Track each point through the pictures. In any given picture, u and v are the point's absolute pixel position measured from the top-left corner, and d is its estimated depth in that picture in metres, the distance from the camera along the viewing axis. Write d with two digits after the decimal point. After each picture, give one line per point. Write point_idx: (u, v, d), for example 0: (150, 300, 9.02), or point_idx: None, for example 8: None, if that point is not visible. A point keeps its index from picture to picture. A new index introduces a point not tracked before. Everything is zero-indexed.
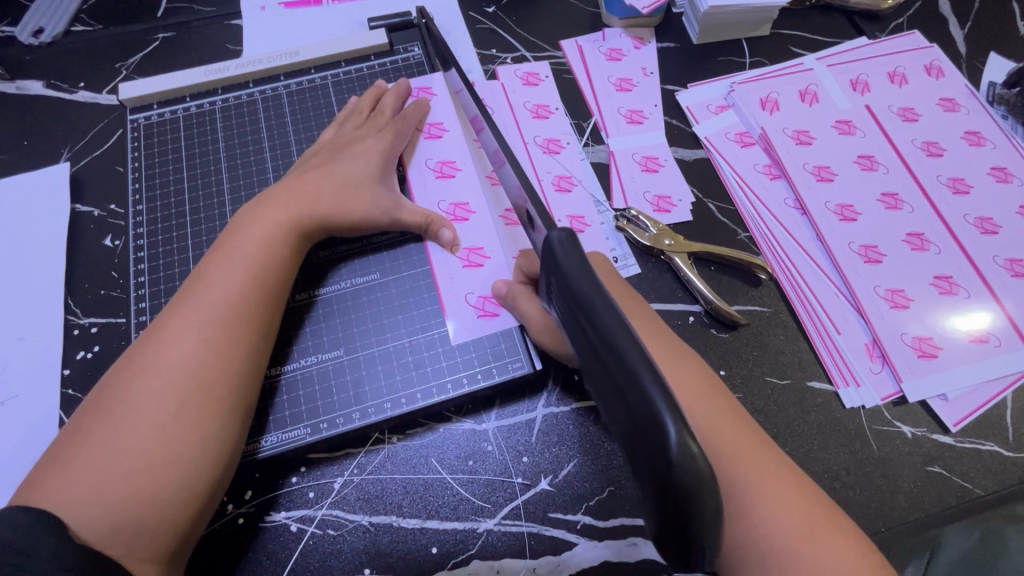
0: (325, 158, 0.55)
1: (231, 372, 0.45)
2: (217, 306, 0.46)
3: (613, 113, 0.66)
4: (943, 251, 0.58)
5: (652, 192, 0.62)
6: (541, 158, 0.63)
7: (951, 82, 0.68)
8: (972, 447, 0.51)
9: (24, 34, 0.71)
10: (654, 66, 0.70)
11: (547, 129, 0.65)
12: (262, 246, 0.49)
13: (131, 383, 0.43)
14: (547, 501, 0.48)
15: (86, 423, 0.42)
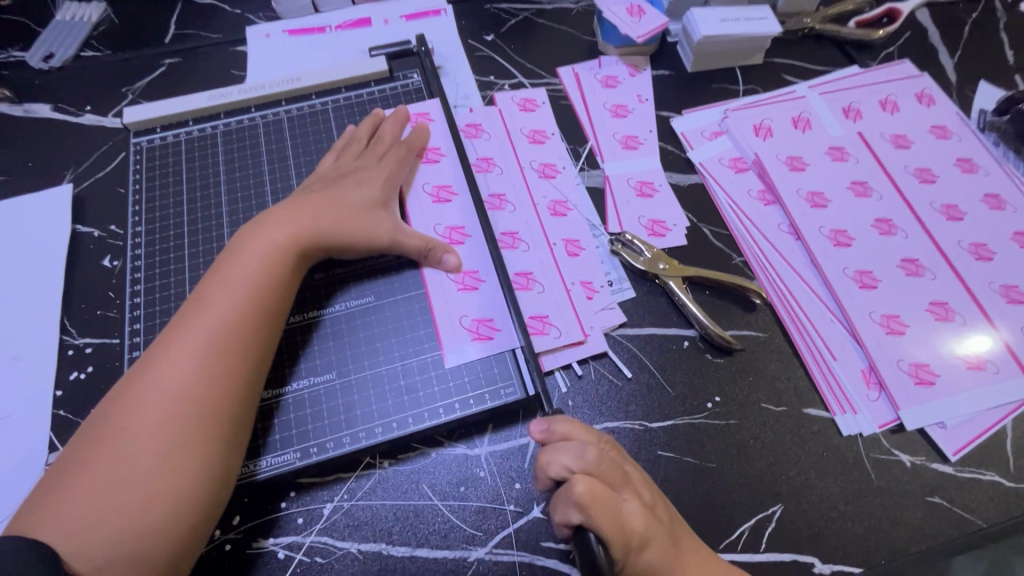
0: (325, 184, 0.56)
1: (233, 393, 0.45)
2: (217, 328, 0.46)
3: (610, 139, 0.67)
4: (938, 277, 0.58)
5: (648, 216, 0.62)
6: (538, 183, 0.64)
7: (942, 110, 0.69)
8: (973, 477, 0.50)
9: (35, 59, 0.73)
10: (649, 93, 0.71)
11: (545, 154, 0.66)
12: (264, 267, 0.49)
13: (130, 406, 0.42)
14: (540, 530, 0.48)
15: (83, 452, 0.41)
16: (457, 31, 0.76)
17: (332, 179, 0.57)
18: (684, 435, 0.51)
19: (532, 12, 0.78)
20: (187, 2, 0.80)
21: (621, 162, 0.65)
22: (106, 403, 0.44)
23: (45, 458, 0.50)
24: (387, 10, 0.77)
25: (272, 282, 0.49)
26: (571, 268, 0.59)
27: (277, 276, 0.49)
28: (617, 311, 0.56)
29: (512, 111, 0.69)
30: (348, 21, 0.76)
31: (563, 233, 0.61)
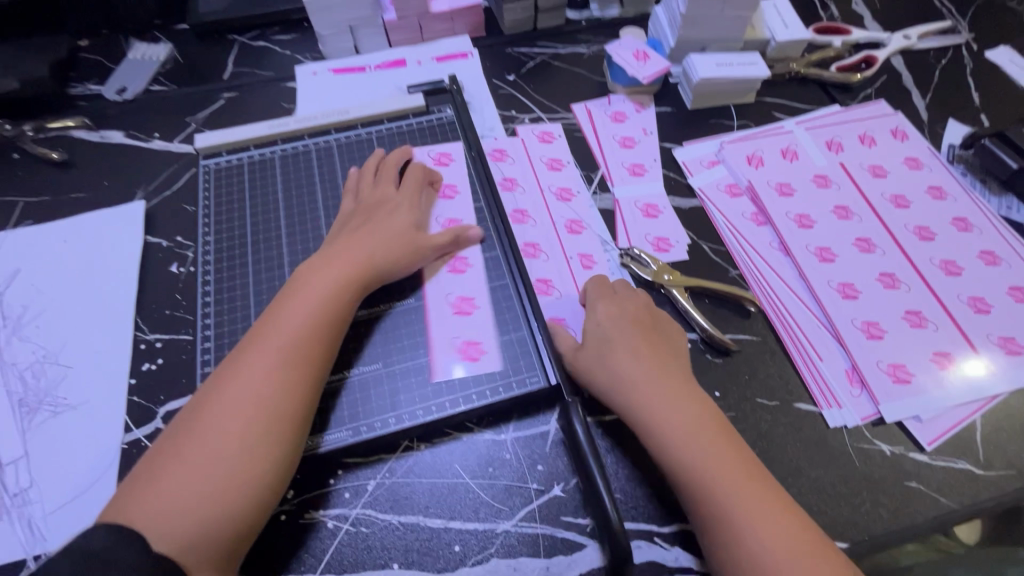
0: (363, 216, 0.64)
1: (298, 394, 0.51)
2: (287, 339, 0.53)
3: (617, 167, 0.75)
4: (912, 289, 0.65)
5: (652, 235, 0.70)
6: (554, 205, 0.72)
7: (915, 144, 0.78)
8: (946, 465, 0.56)
9: (110, 92, 0.82)
10: (653, 128, 0.80)
11: (560, 181, 0.74)
12: (326, 285, 0.56)
13: (214, 405, 0.50)
14: (560, 505, 0.53)
15: (171, 446, 0.48)
16: (483, 71, 0.86)
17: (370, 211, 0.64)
18: None
19: (549, 55, 0.88)
20: (243, 44, 0.90)
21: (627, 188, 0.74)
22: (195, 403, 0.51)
23: (121, 438, 0.57)
24: (421, 53, 0.87)
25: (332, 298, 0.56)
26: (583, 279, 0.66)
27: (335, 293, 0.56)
28: None
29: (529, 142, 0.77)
30: (387, 62, 0.86)
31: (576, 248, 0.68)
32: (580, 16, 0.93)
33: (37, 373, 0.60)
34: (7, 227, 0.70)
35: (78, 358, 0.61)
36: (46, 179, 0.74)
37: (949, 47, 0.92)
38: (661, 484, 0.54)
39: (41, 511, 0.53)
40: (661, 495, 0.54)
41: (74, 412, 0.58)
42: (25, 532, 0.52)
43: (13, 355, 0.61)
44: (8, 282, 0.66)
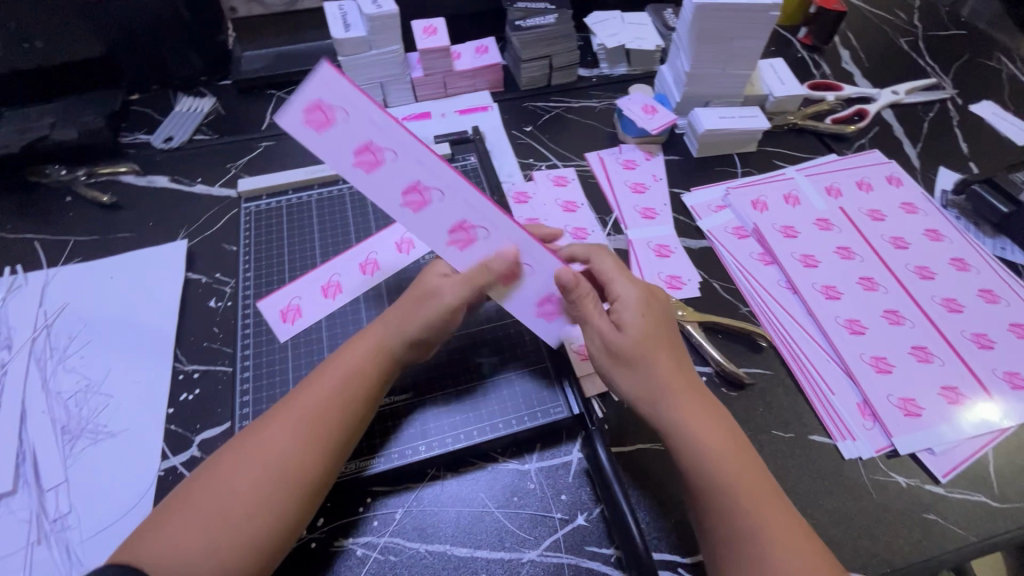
0: (423, 308, 0.55)
1: (318, 465, 0.48)
2: (329, 407, 0.50)
3: (371, 110, 0.47)
4: (917, 326, 0.68)
5: (483, 228, 0.53)
6: (394, 171, 0.50)
7: (909, 190, 0.83)
8: (961, 497, 0.57)
9: (158, 140, 0.88)
10: (321, 74, 0.45)
11: (394, 168, 0.50)
12: (367, 359, 0.54)
13: (235, 458, 0.47)
14: (584, 535, 0.54)
15: (190, 489, 0.46)
16: (502, 123, 0.92)
17: (418, 300, 0.55)
18: None
19: (563, 109, 0.95)
20: (280, 98, 0.97)
21: (382, 186, 0.50)
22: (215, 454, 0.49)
23: (158, 465, 0.59)
24: (445, 106, 0.95)
25: (371, 373, 0.54)
26: (489, 244, 0.54)
27: (381, 369, 0.54)
28: None
29: (321, 144, 0.48)
30: (413, 114, 0.93)
31: (484, 241, 0.54)
32: (590, 74, 1.01)
33: (80, 403, 0.63)
34: (57, 264, 0.74)
35: (120, 388, 0.64)
36: (95, 220, 0.79)
37: (936, 101, 0.99)
38: (683, 514, 0.55)
39: (78, 537, 0.54)
40: (683, 525, 0.55)
41: (114, 440, 0.60)
42: (62, 557, 0.53)
43: (59, 385, 0.64)
44: (56, 316, 0.69)
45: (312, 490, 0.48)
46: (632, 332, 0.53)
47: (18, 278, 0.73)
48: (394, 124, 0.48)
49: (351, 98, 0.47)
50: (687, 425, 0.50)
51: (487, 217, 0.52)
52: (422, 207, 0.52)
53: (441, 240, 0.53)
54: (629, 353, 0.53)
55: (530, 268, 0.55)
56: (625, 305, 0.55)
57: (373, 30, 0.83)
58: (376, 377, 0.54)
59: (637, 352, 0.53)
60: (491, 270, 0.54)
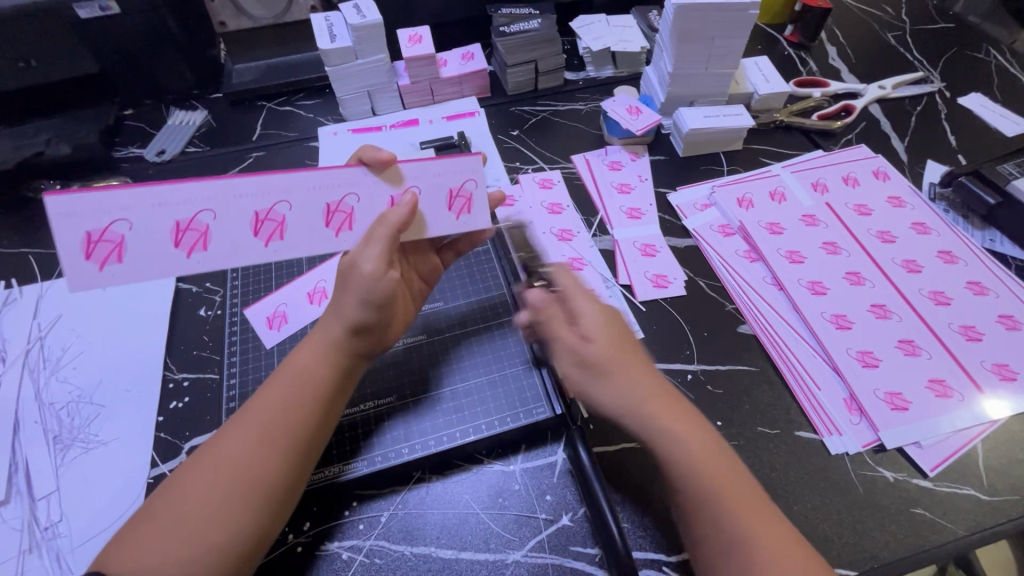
0: (349, 291, 0.52)
1: (273, 474, 0.47)
2: (277, 414, 0.49)
3: (133, 199, 0.48)
4: (904, 319, 0.68)
5: (412, 185, 0.55)
6: (225, 228, 0.50)
7: (896, 184, 0.82)
8: (950, 490, 0.57)
9: (150, 154, 0.90)
10: (56, 225, 0.46)
11: (225, 228, 0.50)
12: (314, 361, 0.52)
13: (184, 479, 0.47)
14: (568, 535, 0.54)
15: (153, 504, 0.46)
16: (489, 128, 0.93)
17: (345, 280, 0.52)
18: None
19: (549, 112, 0.96)
20: (270, 109, 0.99)
21: (235, 241, 0.51)
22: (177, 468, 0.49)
23: (148, 472, 0.59)
24: (432, 113, 0.96)
25: (321, 376, 0.52)
26: (371, 203, 0.54)
27: (331, 369, 0.52)
28: None
29: (130, 274, 0.49)
30: (401, 121, 0.94)
31: (422, 197, 0.55)
32: (577, 77, 1.01)
33: (72, 413, 0.64)
34: (52, 277, 0.76)
35: (112, 397, 0.65)
36: None
37: (924, 95, 0.98)
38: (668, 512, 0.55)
39: (69, 545, 0.55)
40: (668, 523, 0.55)
41: (105, 449, 0.61)
42: (53, 564, 0.54)
43: (51, 396, 0.65)
44: (50, 328, 0.71)
45: (275, 497, 0.47)
46: (600, 347, 0.51)
47: (13, 292, 0.74)
48: (170, 187, 0.48)
49: (103, 215, 0.47)
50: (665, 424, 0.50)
51: (401, 175, 0.54)
52: (354, 218, 0.54)
53: (327, 234, 0.53)
54: (595, 367, 0.51)
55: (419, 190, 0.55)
56: (588, 316, 0.53)
57: (358, 40, 0.84)
58: (327, 377, 0.52)
59: (608, 366, 0.51)
60: (389, 221, 0.51)
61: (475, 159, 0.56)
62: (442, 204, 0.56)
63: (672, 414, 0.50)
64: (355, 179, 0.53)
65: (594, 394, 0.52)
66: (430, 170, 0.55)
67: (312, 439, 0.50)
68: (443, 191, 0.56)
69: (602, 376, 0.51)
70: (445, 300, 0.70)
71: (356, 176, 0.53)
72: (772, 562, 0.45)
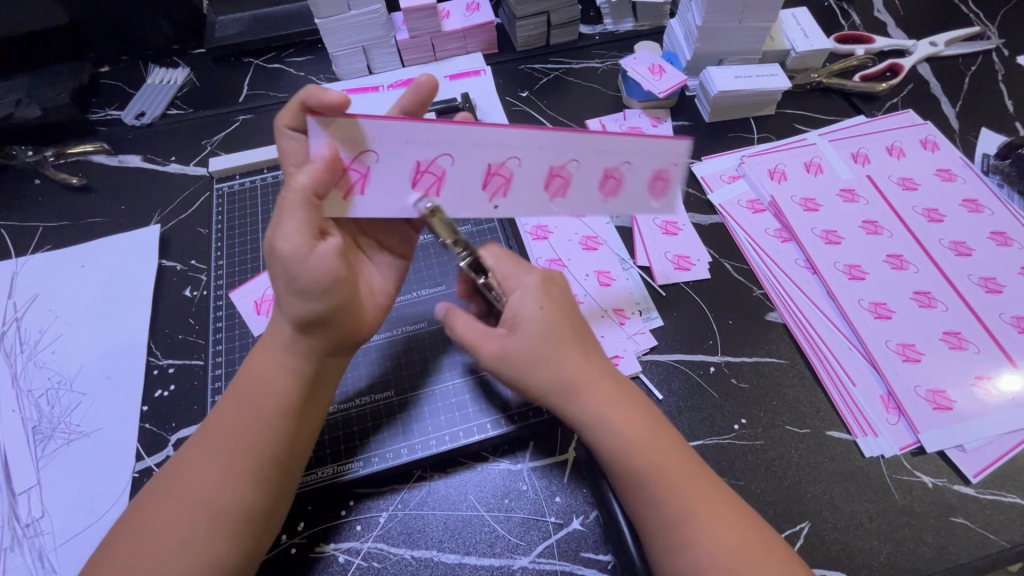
0: (278, 277, 0.45)
1: (243, 498, 0.44)
2: (242, 437, 0.45)
3: (388, 131, 0.46)
4: (950, 308, 0.61)
5: (571, 161, 0.49)
6: (387, 174, 0.48)
7: (946, 155, 0.75)
8: (993, 498, 0.52)
9: (129, 116, 0.82)
10: (315, 146, 0.46)
11: (383, 173, 0.48)
12: (270, 367, 0.48)
13: (157, 506, 0.43)
14: (580, 541, 0.51)
15: (126, 531, 0.43)
16: (495, 89, 0.85)
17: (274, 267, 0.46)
18: (713, 455, 0.55)
19: (563, 71, 0.87)
20: (258, 67, 0.90)
21: (393, 192, 0.49)
22: (147, 487, 0.46)
23: (132, 466, 0.56)
24: (434, 72, 0.87)
25: (277, 385, 0.47)
26: (536, 171, 0.49)
27: (292, 378, 0.47)
28: (649, 337, 0.62)
29: (369, 208, 0.49)
30: (400, 81, 0.86)
31: (520, 170, 0.49)
32: (593, 31, 0.92)
33: (51, 401, 0.60)
34: (26, 253, 0.71)
35: (94, 385, 0.61)
36: (66, 205, 0.75)
37: (980, 53, 0.88)
38: None
39: (52, 543, 0.52)
40: None
41: (87, 440, 0.57)
42: (36, 563, 0.51)
43: (29, 382, 0.61)
44: (27, 309, 0.66)
45: (249, 523, 0.44)
46: (530, 332, 0.48)
47: None
48: (425, 126, 0.47)
49: (355, 145, 0.46)
50: (602, 411, 0.46)
51: (499, 144, 0.48)
52: (370, 181, 0.48)
53: (544, 199, 0.51)
54: (518, 360, 0.48)
55: (577, 164, 0.50)
56: (525, 294, 0.48)
57: None
58: (289, 388, 0.47)
59: (533, 356, 0.47)
60: (294, 186, 0.45)
61: (687, 139, 0.49)
62: (609, 184, 0.51)
63: (603, 389, 0.47)
64: (455, 140, 0.47)
65: (523, 385, 0.49)
66: (534, 142, 0.48)
67: (285, 454, 0.46)
68: (646, 171, 0.50)
69: (527, 370, 0.48)
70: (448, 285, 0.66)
71: (531, 140, 0.48)
72: (699, 540, 0.42)
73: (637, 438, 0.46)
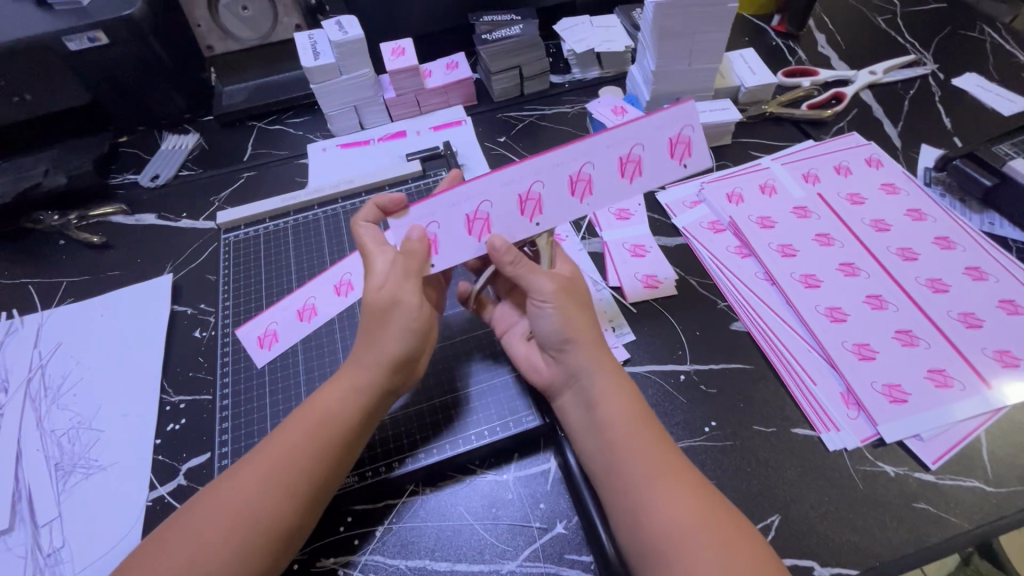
0: (393, 323, 0.55)
1: (288, 519, 0.48)
2: (298, 461, 0.50)
3: (434, 209, 0.55)
4: (900, 309, 0.66)
5: (587, 163, 0.55)
6: (449, 234, 0.56)
7: (890, 170, 0.81)
8: (953, 483, 0.55)
9: (145, 179, 0.91)
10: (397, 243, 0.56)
11: (449, 232, 0.56)
12: (339, 401, 0.53)
13: (204, 516, 0.47)
14: (563, 544, 0.54)
15: (170, 535, 0.47)
16: (475, 136, 0.94)
17: (384, 315, 0.55)
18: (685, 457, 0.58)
19: (536, 117, 0.96)
20: (260, 129, 1.00)
21: (456, 242, 0.56)
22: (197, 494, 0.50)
23: (146, 495, 0.60)
24: (419, 124, 0.96)
25: (345, 418, 0.53)
26: (557, 183, 0.55)
27: (357, 412, 0.53)
28: (622, 350, 0.66)
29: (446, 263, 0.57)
30: (388, 134, 0.95)
31: (546, 189, 0.55)
32: (562, 80, 1.01)
33: (72, 439, 0.65)
34: (51, 307, 0.77)
35: (110, 423, 0.66)
36: (88, 262, 0.82)
37: (916, 78, 0.97)
38: None
39: (71, 571, 0.56)
40: None
41: (104, 473, 0.62)
42: None
43: (52, 423, 0.66)
44: (51, 357, 0.72)
45: (286, 542, 0.48)
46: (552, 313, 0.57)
47: (14, 322, 0.76)
48: (457, 191, 0.55)
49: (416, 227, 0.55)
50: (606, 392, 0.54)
51: (524, 174, 0.54)
52: (491, 221, 0.56)
53: (575, 203, 0.57)
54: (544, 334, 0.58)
55: (592, 165, 0.55)
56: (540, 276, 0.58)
57: (340, 56, 0.84)
58: (350, 423, 0.53)
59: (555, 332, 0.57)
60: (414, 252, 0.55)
61: (688, 104, 0.56)
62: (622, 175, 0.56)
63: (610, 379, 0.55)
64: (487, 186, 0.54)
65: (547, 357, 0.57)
66: (549, 163, 0.54)
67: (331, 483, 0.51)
68: (662, 141, 0.55)
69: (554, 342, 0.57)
70: None
71: (541, 165, 0.54)
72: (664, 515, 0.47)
73: (633, 421, 0.52)
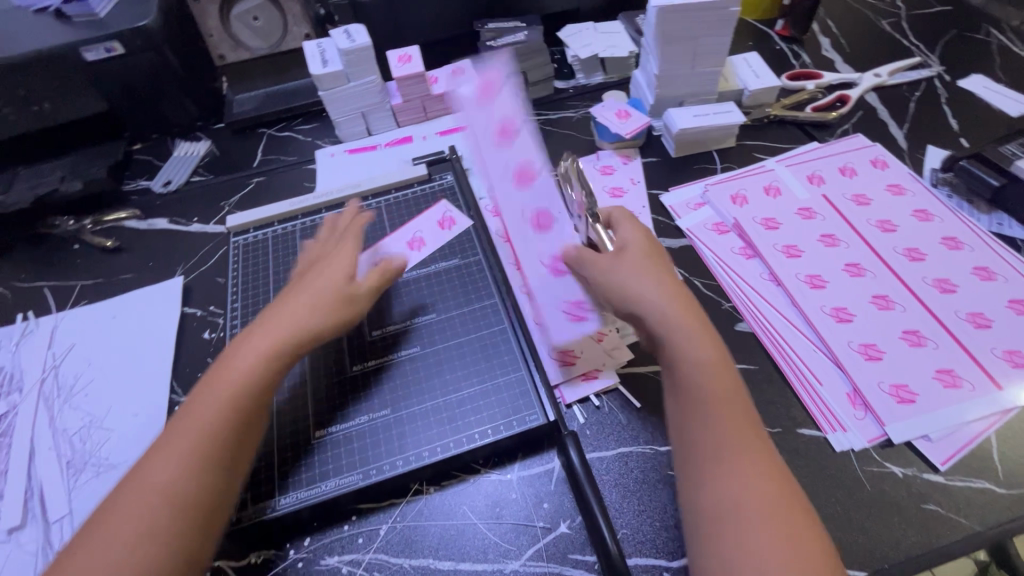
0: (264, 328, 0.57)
1: (199, 489, 0.48)
2: (180, 435, 0.49)
3: None
4: (908, 308, 0.66)
5: None
6: None
7: (895, 171, 0.81)
8: (962, 484, 0.55)
9: (157, 184, 0.93)
10: None
11: None
12: (250, 372, 0.53)
13: (139, 484, 0.47)
14: (567, 543, 0.54)
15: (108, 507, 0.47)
16: None
17: (269, 313, 0.58)
18: None
19: (541, 121, 0.97)
20: (270, 135, 1.01)
21: None
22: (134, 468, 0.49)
23: None
24: (425, 129, 0.98)
25: (236, 391, 0.52)
26: None
27: (249, 386, 0.53)
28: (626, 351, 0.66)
29: None
30: (395, 140, 0.96)
31: None
32: (567, 85, 1.02)
33: (83, 438, 0.66)
34: (66, 309, 0.79)
35: (121, 422, 0.67)
36: (102, 265, 0.84)
37: (922, 80, 0.96)
38: (665, 519, 0.55)
39: None
40: (665, 527, 0.54)
41: (114, 471, 0.63)
42: None
43: (65, 422, 0.67)
44: (64, 358, 0.73)
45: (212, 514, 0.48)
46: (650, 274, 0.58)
47: (29, 323, 0.78)
48: None
49: None
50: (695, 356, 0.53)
51: None
52: None
53: None
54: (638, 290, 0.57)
55: None
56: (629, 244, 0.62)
57: (349, 63, 0.86)
58: (248, 400, 0.52)
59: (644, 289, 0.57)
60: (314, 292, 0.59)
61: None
62: None
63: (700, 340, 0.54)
64: None
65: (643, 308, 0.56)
66: None
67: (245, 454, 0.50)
68: None
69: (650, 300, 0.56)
70: (438, 312, 0.69)
71: None
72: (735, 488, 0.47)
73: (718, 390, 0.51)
